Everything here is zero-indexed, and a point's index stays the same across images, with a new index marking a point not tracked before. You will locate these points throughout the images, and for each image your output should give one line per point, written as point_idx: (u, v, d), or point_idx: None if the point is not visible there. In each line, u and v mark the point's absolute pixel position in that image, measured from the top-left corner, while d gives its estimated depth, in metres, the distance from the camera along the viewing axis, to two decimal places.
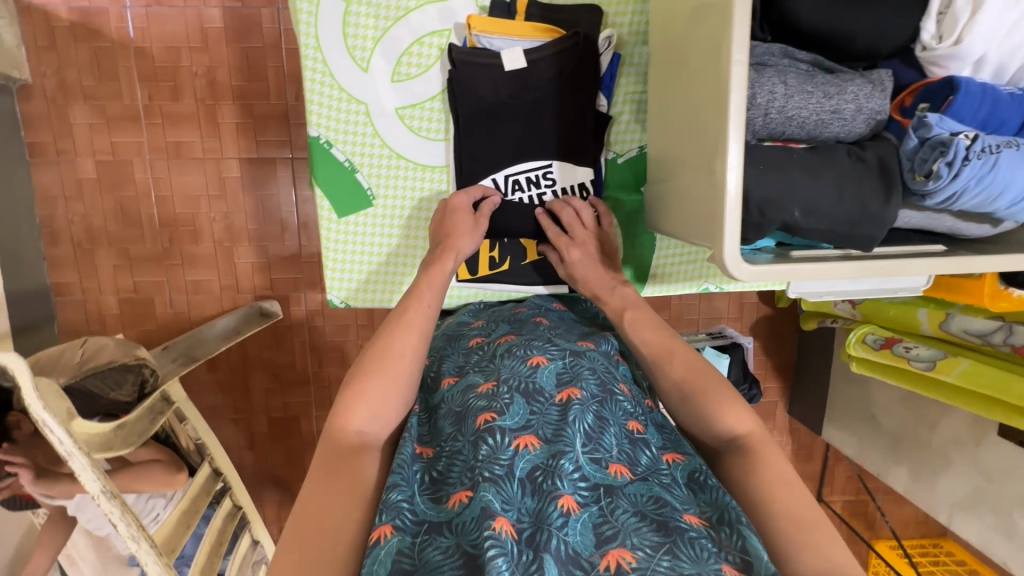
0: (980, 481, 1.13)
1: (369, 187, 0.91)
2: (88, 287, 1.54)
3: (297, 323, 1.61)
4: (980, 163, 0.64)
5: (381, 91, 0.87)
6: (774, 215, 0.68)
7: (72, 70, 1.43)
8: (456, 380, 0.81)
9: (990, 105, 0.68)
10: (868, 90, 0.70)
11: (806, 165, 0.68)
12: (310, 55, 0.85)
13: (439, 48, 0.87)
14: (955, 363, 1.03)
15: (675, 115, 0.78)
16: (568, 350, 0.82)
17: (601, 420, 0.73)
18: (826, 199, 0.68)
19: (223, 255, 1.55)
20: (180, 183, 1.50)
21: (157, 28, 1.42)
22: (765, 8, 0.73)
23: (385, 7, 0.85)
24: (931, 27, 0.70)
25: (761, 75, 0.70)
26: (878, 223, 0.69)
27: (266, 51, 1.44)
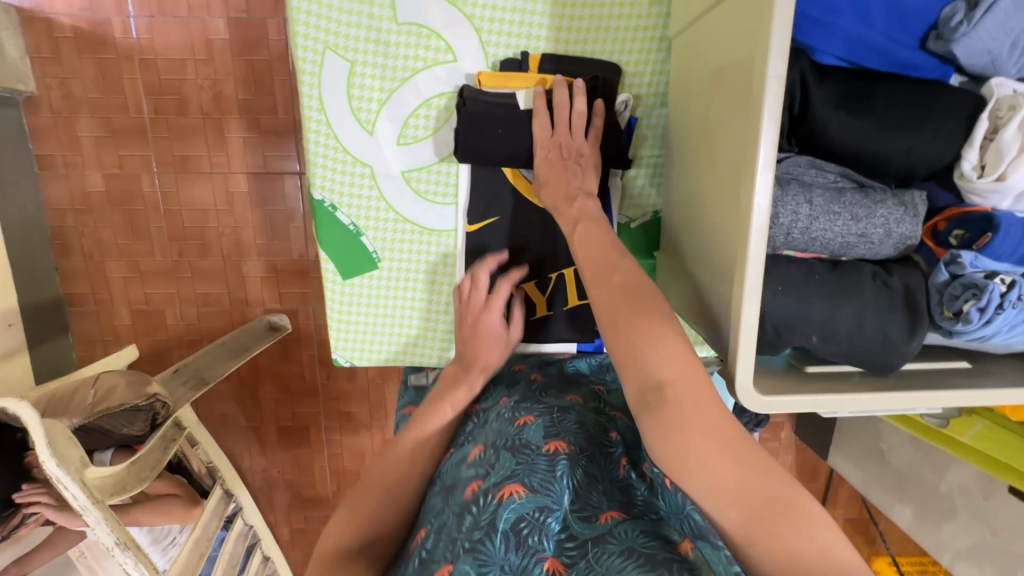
0: (983, 532, 1.13)
1: (374, 250, 0.89)
2: (100, 298, 1.55)
3: (305, 337, 1.62)
4: (1012, 312, 0.64)
5: (386, 154, 0.85)
6: (790, 339, 0.68)
7: (77, 82, 1.40)
8: (450, 450, 0.81)
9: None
10: (898, 215, 0.67)
11: (825, 288, 0.67)
12: (313, 117, 0.83)
13: (448, 109, 0.85)
14: (968, 424, 1.02)
15: (693, 197, 0.77)
16: (557, 404, 0.81)
17: (588, 476, 0.71)
18: (845, 328, 0.67)
19: (232, 269, 1.55)
20: (188, 197, 1.49)
21: (161, 39, 1.38)
22: (795, 120, 0.67)
23: (390, 67, 0.82)
24: (972, 157, 0.65)
25: (786, 193, 0.67)
26: (897, 353, 0.68)
27: (272, 64, 1.40)
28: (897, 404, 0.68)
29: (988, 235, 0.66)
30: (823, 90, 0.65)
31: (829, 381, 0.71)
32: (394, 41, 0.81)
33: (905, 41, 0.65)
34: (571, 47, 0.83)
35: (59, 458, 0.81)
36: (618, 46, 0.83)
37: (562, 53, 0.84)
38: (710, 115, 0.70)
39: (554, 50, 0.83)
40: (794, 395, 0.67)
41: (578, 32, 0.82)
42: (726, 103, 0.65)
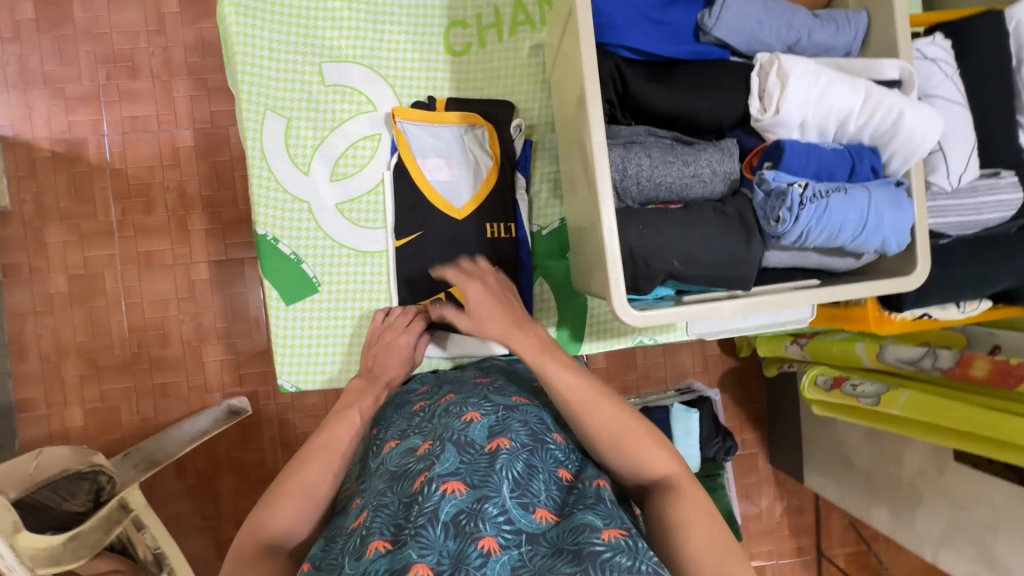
0: (950, 511, 1.13)
1: (314, 275, 0.97)
2: (53, 400, 1.53)
3: (266, 417, 1.60)
4: (812, 207, 0.71)
5: (322, 190, 0.97)
6: (657, 266, 0.74)
7: (50, 194, 1.53)
8: (393, 445, 0.80)
9: (816, 161, 0.76)
10: (719, 157, 0.78)
11: (676, 220, 0.74)
12: (256, 165, 0.94)
13: (373, 149, 0.99)
14: (897, 396, 1.07)
15: (576, 185, 0.89)
16: (502, 403, 0.81)
17: (531, 467, 0.72)
18: (698, 248, 0.74)
19: (191, 356, 1.58)
20: (150, 290, 1.56)
21: (132, 151, 1.54)
22: (624, 98, 0.80)
23: (322, 120, 0.97)
24: (755, 102, 0.77)
25: (629, 151, 0.78)
26: (745, 263, 0.75)
27: (233, 163, 1.57)
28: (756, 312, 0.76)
29: (780, 156, 0.76)
30: (633, 70, 0.79)
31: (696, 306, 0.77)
32: (324, 99, 0.96)
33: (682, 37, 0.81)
34: (467, 91, 1.00)
35: None
36: (508, 88, 1.01)
37: (461, 96, 1.00)
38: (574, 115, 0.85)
39: (457, 96, 1.00)
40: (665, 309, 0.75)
41: (474, 81, 1.00)
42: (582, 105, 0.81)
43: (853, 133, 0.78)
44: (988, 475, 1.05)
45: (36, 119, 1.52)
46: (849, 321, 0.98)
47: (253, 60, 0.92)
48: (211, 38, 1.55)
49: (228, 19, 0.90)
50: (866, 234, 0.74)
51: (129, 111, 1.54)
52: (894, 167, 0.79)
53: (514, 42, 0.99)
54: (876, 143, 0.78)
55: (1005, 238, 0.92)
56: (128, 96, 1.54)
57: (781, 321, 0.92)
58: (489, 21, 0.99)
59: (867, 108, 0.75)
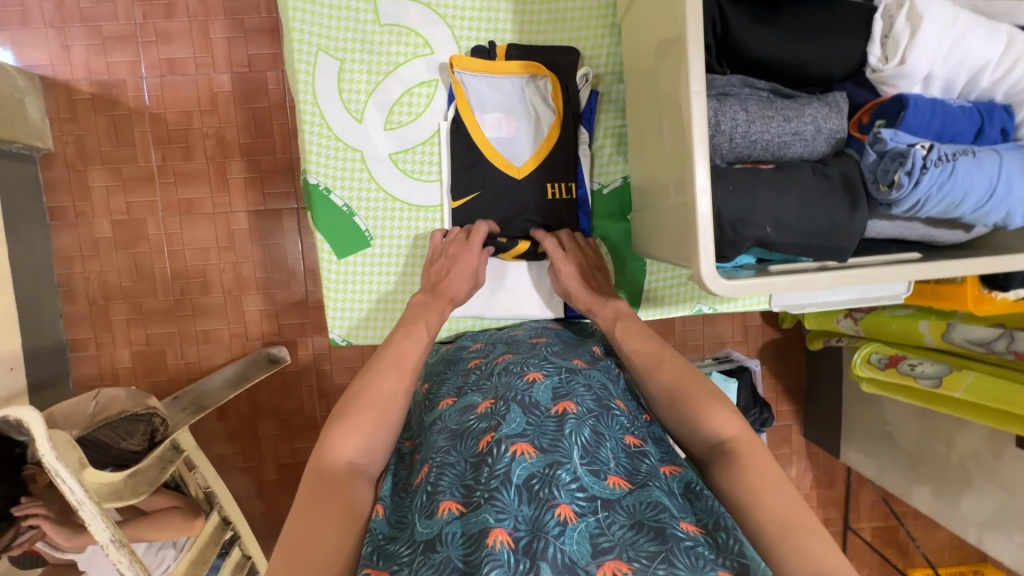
0: (1002, 495, 1.10)
1: (366, 228, 0.95)
2: (102, 342, 1.58)
3: (304, 367, 1.63)
4: (937, 170, 0.65)
5: (375, 139, 0.93)
6: (747, 232, 0.70)
7: (91, 138, 1.52)
8: (451, 403, 0.79)
9: (940, 119, 0.71)
10: (825, 111, 0.74)
11: (771, 182, 0.71)
12: (308, 110, 0.91)
13: (428, 97, 0.94)
14: (961, 378, 1.03)
15: (651, 140, 0.83)
16: (563, 366, 0.81)
17: (598, 434, 0.72)
18: (793, 215, 0.71)
19: (232, 304, 1.60)
20: (191, 237, 1.56)
21: (170, 95, 1.51)
22: (719, 44, 0.75)
23: (376, 63, 0.92)
24: (876, 50, 0.72)
25: (723, 104, 0.73)
26: (846, 234, 0.71)
27: (270, 110, 1.53)
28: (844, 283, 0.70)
29: (902, 112, 0.71)
30: (738, 9, 0.73)
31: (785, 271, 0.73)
32: (378, 39, 0.91)
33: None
34: (530, 36, 0.94)
35: (58, 452, 0.82)
36: (574, 35, 0.94)
37: (523, 42, 0.94)
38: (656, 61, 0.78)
39: (519, 41, 0.94)
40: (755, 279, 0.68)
41: (538, 25, 0.93)
42: (666, 53, 0.74)
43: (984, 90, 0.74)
44: None
45: (74, 58, 1.49)
46: (942, 298, 0.95)
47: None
48: None
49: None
50: (990, 204, 0.68)
51: (165, 52, 1.50)
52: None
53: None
54: (1008, 102, 0.74)
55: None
56: (165, 37, 1.49)
57: (874, 296, 0.87)
58: None
59: (1007, 60, 0.71)
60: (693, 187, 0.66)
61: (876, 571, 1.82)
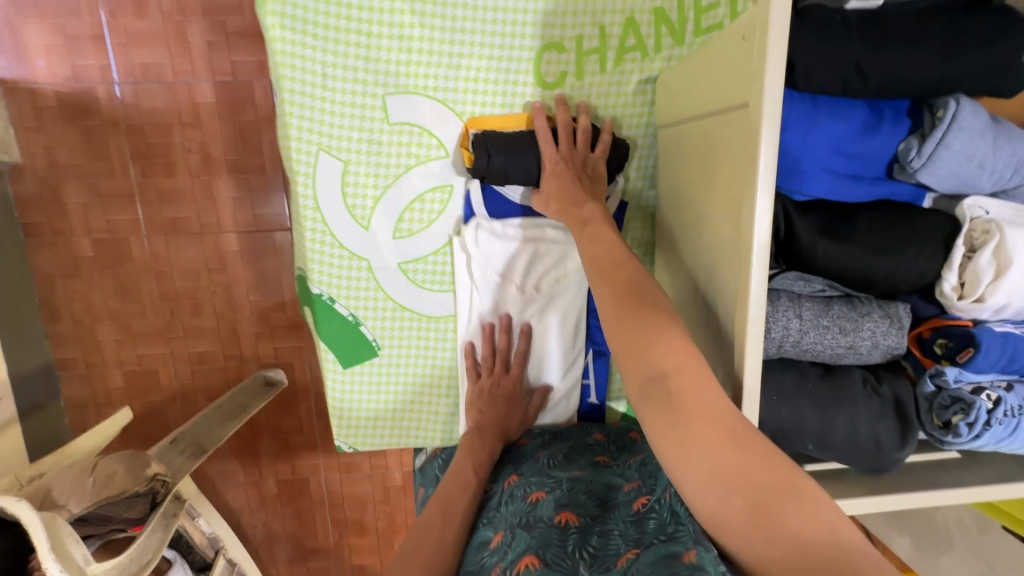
0: (980, 564, 1.16)
1: (375, 339, 0.95)
2: (91, 362, 1.53)
3: (302, 389, 1.61)
4: (999, 427, 0.72)
5: (382, 248, 0.91)
6: (788, 444, 0.79)
7: (62, 149, 1.39)
8: (470, 535, 0.82)
9: (1009, 355, 0.73)
10: (885, 327, 0.75)
11: (817, 400, 0.77)
12: (308, 215, 0.87)
13: (441, 202, 0.91)
14: None
15: (703, 269, 0.81)
16: (565, 478, 0.82)
17: (605, 533, 0.71)
18: (836, 436, 0.77)
19: (226, 327, 1.54)
20: (179, 258, 1.48)
21: (146, 105, 1.38)
22: (779, 244, 0.77)
23: (383, 165, 0.87)
24: (952, 279, 0.72)
25: (778, 308, 0.76)
26: (882, 458, 0.78)
27: (259, 125, 1.41)
28: (886, 506, 0.79)
29: (970, 351, 0.73)
30: (807, 222, 0.74)
31: (830, 485, 0.82)
32: (385, 138, 0.86)
33: (871, 166, 0.73)
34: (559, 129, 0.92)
35: (64, 565, 0.82)
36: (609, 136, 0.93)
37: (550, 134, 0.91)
38: (698, 226, 0.81)
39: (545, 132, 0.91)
40: None
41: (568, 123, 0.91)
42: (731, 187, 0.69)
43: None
44: None
45: (35, 60, 1.33)
46: None
47: (306, 94, 0.81)
48: None
49: (275, 44, 0.78)
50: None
51: (139, 56, 1.34)
52: None
53: (619, 74, 0.90)
54: None
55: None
56: (138, 38, 1.33)
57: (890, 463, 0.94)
58: (592, 45, 0.88)
59: None
60: (742, 384, 0.69)
61: None
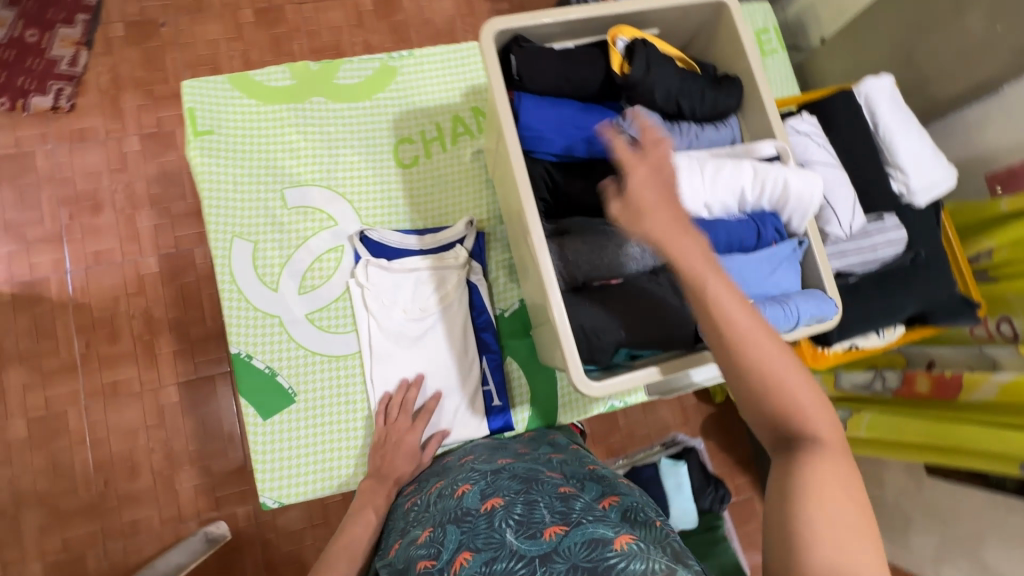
0: (938, 527, 1.16)
1: (290, 386, 0.99)
2: (10, 559, 1.42)
3: (248, 539, 1.51)
4: None
5: (291, 304, 1.02)
6: (608, 338, 0.79)
7: (9, 338, 1.51)
8: (399, 544, 0.79)
9: (724, 235, 0.82)
10: (647, 234, 0.83)
11: (617, 296, 0.80)
12: (225, 286, 0.99)
13: (337, 260, 1.05)
14: (860, 419, 1.15)
15: (529, 268, 0.94)
16: (488, 470, 0.85)
17: (530, 503, 0.73)
18: (639, 318, 0.79)
19: (163, 485, 1.51)
20: (116, 421, 1.51)
21: (95, 285, 1.56)
22: (552, 197, 0.88)
23: (287, 239, 1.04)
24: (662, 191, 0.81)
25: (566, 240, 0.81)
26: (683, 328, 0.80)
27: (199, 283, 1.60)
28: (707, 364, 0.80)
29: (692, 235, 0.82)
30: (564, 174, 0.87)
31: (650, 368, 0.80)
32: (287, 219, 1.04)
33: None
34: (422, 189, 1.09)
35: None
36: (456, 190, 1.10)
37: (416, 193, 1.09)
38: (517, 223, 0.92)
39: (410, 194, 1.09)
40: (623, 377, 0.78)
41: (427, 187, 1.09)
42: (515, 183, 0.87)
43: (753, 204, 0.84)
44: (961, 486, 1.10)
45: None
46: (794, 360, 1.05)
47: (221, 195, 1.01)
48: (173, 170, 1.63)
49: (196, 165, 1.00)
50: (791, 316, 0.80)
51: (92, 246, 1.58)
52: (794, 224, 0.86)
53: (457, 150, 1.10)
54: (775, 207, 0.85)
55: (903, 270, 0.99)
56: (91, 232, 1.58)
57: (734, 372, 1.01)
58: (432, 135, 1.10)
59: (760, 185, 0.82)
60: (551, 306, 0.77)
61: None
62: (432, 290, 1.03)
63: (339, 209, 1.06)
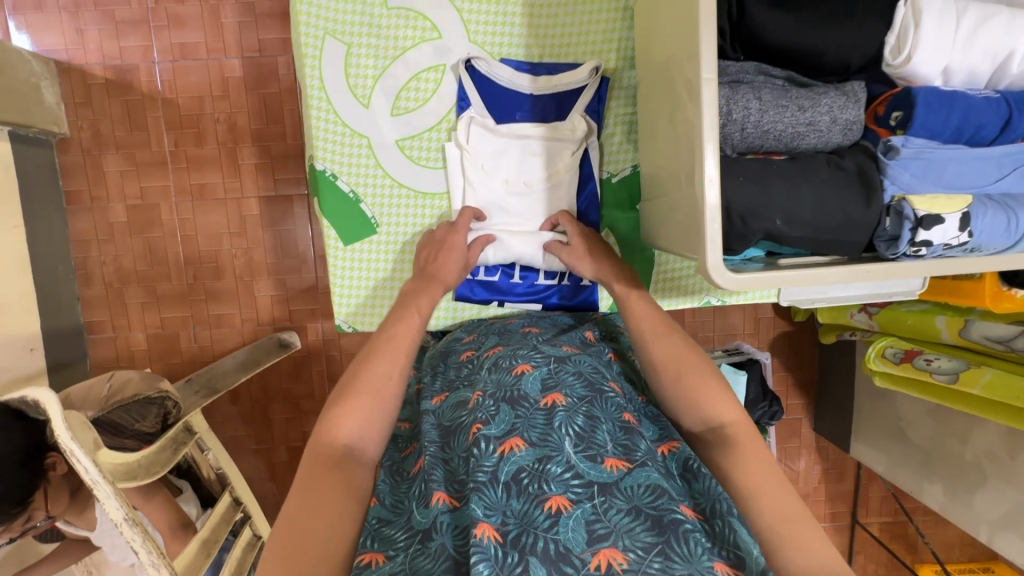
0: (1016, 496, 1.08)
1: (373, 216, 0.98)
2: (117, 324, 1.61)
3: (314, 352, 1.64)
4: (918, 165, 0.70)
5: (381, 125, 0.96)
6: (756, 225, 0.70)
7: (105, 122, 1.53)
8: (445, 397, 0.80)
9: (959, 114, 0.71)
10: (842, 102, 0.72)
11: (784, 174, 0.70)
12: (314, 95, 0.93)
13: (435, 82, 0.96)
14: (979, 374, 1.01)
15: (660, 130, 0.81)
16: (553, 355, 0.81)
17: (592, 419, 0.72)
18: (806, 209, 0.70)
19: (244, 289, 1.61)
20: (203, 223, 1.58)
21: (182, 81, 1.52)
22: (732, 28, 0.73)
23: (383, 47, 0.94)
24: (891, 41, 0.72)
25: (736, 92, 0.71)
26: (858, 229, 0.71)
27: (281, 96, 1.53)
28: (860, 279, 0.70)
29: (913, 109, 0.71)
30: None
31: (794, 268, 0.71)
32: (385, 23, 0.93)
33: None
34: (544, 9, 0.93)
35: (73, 434, 0.85)
36: (584, 18, 0.94)
37: (536, 15, 0.94)
38: (664, 66, 0.77)
39: (529, 15, 0.94)
40: (760, 273, 0.67)
41: (549, 9, 0.93)
42: (674, 13, 0.71)
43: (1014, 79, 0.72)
44: None
45: (88, 43, 1.50)
46: (960, 296, 0.94)
47: None
48: None
49: None
50: (1013, 233, 0.70)
51: (177, 37, 1.50)
52: None
53: None
54: None
55: None
56: (177, 21, 1.49)
57: (887, 291, 0.86)
58: None
59: None
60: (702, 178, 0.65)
61: (886, 565, 1.81)
62: (537, 140, 0.96)
63: (448, 22, 0.93)
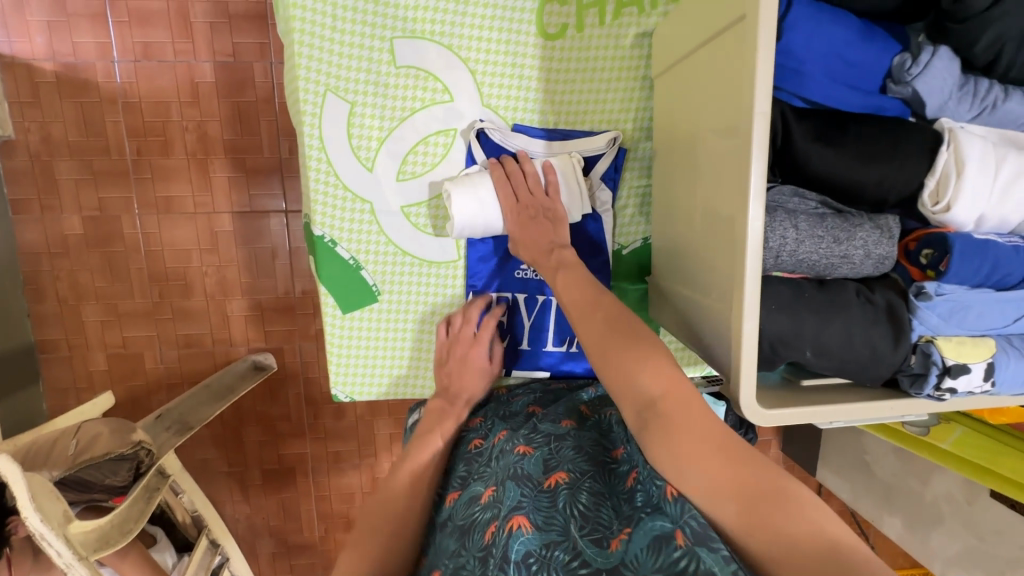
0: (970, 538, 1.17)
1: (374, 283, 0.96)
2: (74, 343, 1.50)
3: (292, 375, 1.58)
4: (947, 312, 0.72)
5: (385, 190, 0.92)
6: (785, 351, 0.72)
7: (57, 125, 1.39)
8: (458, 496, 0.81)
9: (989, 264, 0.71)
10: (877, 238, 0.73)
11: (816, 308, 0.72)
12: (313, 155, 0.90)
13: (445, 146, 0.92)
14: (950, 430, 1.08)
15: (686, 229, 0.82)
16: (551, 433, 0.82)
17: (596, 495, 0.70)
18: (835, 342, 0.73)
19: (215, 309, 1.52)
20: (170, 238, 1.47)
21: (146, 83, 1.39)
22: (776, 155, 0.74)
23: (389, 108, 0.90)
24: (931, 186, 0.71)
25: (775, 219, 0.73)
26: (884, 364, 0.74)
27: (258, 105, 1.42)
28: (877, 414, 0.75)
29: (946, 258, 0.71)
30: (802, 124, 0.71)
31: (815, 398, 0.76)
32: (393, 82, 0.89)
33: None
34: (560, 74, 0.91)
35: (42, 513, 0.80)
36: (602, 86, 0.92)
37: (552, 81, 0.91)
38: (693, 161, 0.78)
39: (546, 79, 0.91)
40: (787, 409, 0.72)
41: (565, 74, 0.91)
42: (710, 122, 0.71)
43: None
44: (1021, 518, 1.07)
45: (35, 36, 1.34)
46: None
47: (318, 40, 0.85)
48: None
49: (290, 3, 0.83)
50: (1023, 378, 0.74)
51: (141, 35, 1.36)
52: None
53: (618, 28, 0.89)
54: None
55: None
56: (140, 18, 1.35)
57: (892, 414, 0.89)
58: None
59: None
60: (740, 312, 0.68)
61: None
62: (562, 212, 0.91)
63: (461, 83, 0.90)
